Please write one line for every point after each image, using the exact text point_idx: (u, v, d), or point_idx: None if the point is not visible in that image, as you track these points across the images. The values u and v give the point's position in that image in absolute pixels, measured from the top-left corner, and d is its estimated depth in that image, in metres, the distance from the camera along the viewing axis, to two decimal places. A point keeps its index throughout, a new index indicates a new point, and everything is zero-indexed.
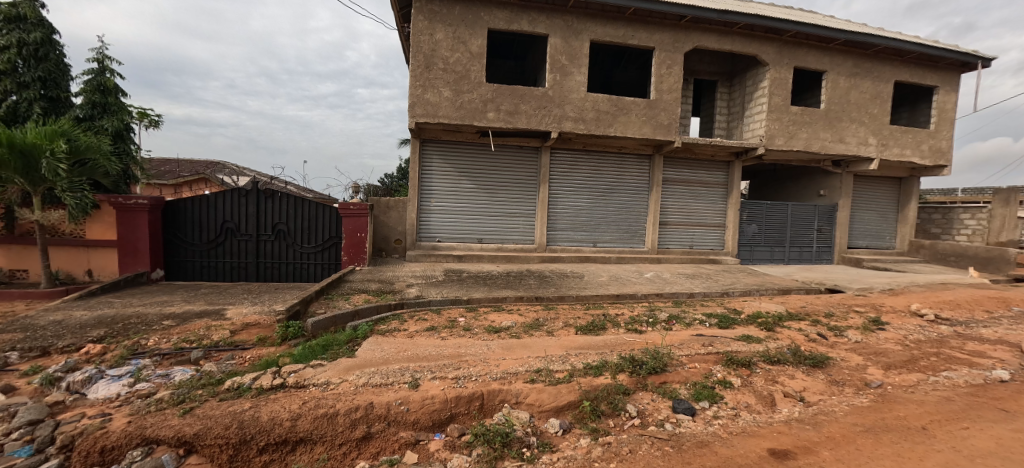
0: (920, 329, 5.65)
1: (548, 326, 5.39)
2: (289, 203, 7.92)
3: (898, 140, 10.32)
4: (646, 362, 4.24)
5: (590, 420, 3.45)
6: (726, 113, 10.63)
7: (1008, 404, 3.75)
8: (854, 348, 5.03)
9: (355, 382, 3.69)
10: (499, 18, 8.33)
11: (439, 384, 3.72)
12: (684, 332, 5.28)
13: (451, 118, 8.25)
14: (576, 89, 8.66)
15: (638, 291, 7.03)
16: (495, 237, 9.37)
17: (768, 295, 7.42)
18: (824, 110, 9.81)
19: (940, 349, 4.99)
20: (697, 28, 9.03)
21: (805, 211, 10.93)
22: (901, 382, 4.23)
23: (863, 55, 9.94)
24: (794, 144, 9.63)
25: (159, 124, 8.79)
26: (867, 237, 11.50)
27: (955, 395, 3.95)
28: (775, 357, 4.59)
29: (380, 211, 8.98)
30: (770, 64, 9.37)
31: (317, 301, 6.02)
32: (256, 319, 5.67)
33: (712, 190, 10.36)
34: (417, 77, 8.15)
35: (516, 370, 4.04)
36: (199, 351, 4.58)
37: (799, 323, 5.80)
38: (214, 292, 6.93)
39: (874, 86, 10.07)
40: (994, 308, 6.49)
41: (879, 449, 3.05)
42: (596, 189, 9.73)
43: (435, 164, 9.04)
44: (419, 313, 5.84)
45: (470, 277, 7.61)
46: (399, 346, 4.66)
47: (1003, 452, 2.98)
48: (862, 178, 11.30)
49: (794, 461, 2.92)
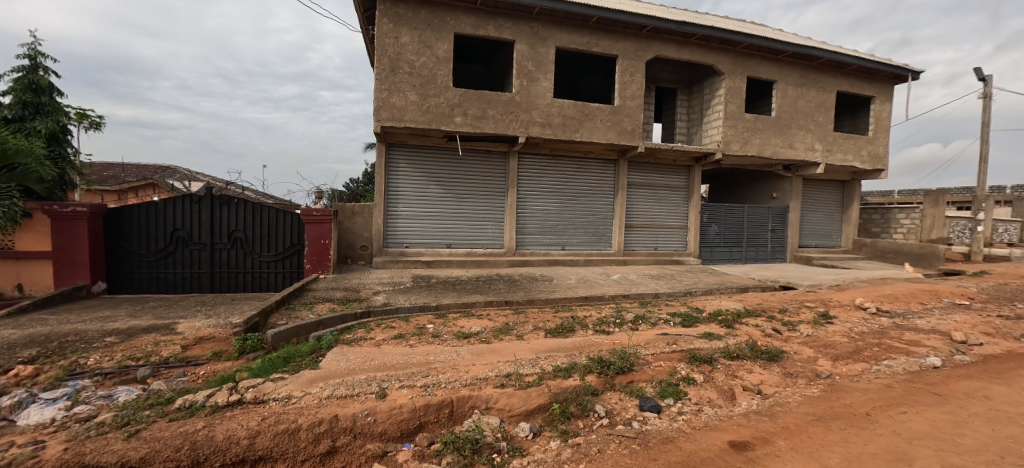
0: (863, 322, 6.06)
1: (518, 330, 5.39)
2: (246, 209, 7.55)
3: (841, 146, 11.10)
4: (613, 362, 4.33)
5: (559, 422, 3.48)
6: (686, 119, 11.07)
7: (940, 389, 4.08)
8: (805, 342, 5.32)
9: (319, 395, 3.55)
10: (465, 23, 8.34)
11: (407, 393, 3.64)
12: (649, 332, 5.42)
13: (418, 123, 8.16)
14: (543, 94, 8.78)
15: (605, 293, 7.18)
16: (463, 243, 9.31)
17: (727, 293, 7.75)
18: (775, 118, 10.40)
19: (881, 340, 5.36)
20: (657, 38, 9.37)
21: (760, 213, 11.53)
22: (847, 372, 4.52)
23: (809, 66, 10.63)
24: (749, 149, 10.16)
25: (101, 126, 8.17)
26: (816, 237, 12.25)
27: (894, 382, 4.26)
28: (734, 352, 4.79)
29: (344, 217, 8.71)
30: (726, 73, 9.85)
31: (277, 312, 5.75)
32: (210, 332, 5.37)
33: (674, 193, 10.74)
34: (382, 80, 8.01)
35: (486, 376, 4.03)
36: (147, 369, 4.28)
37: (756, 319, 6.09)
38: (162, 305, 6.49)
39: (819, 96, 10.78)
40: (927, 300, 7.05)
41: (828, 436, 3.24)
42: (563, 194, 9.87)
43: (402, 169, 8.90)
44: (386, 321, 5.70)
45: (439, 283, 7.51)
46: (366, 355, 4.53)
47: (936, 433, 3.23)
48: (811, 181, 12.06)
49: (752, 452, 3.05)
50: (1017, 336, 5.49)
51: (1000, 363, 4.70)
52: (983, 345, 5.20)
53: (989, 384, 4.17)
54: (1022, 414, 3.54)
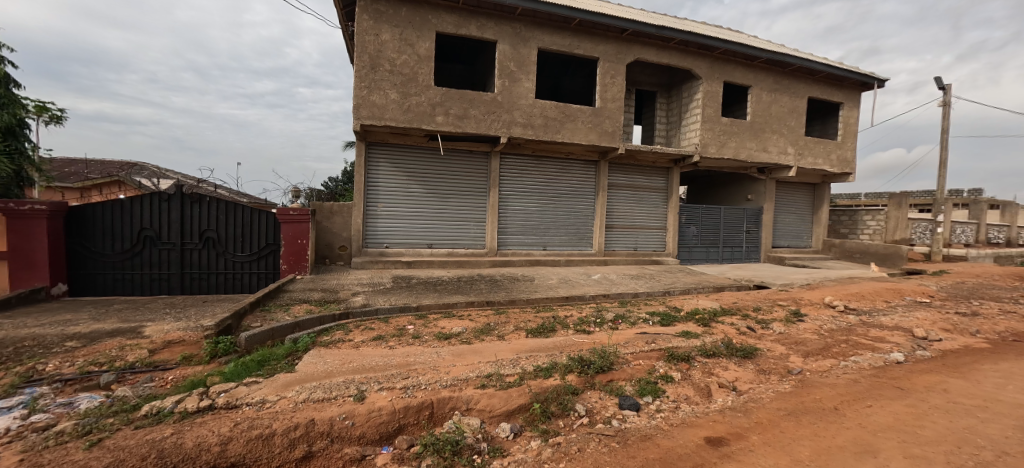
0: (832, 319, 6.29)
1: (499, 330, 5.39)
2: (219, 208, 7.32)
3: (812, 150, 11.51)
4: (593, 362, 4.37)
5: (539, 422, 3.49)
6: (665, 122, 11.29)
7: (902, 383, 4.27)
8: (777, 339, 5.49)
9: (294, 399, 3.46)
10: (447, 22, 8.29)
11: (386, 395, 3.59)
12: (628, 331, 5.50)
13: (398, 122, 8.06)
14: (525, 95, 8.80)
15: (586, 292, 7.24)
16: (445, 243, 9.24)
17: (704, 292, 7.93)
18: (750, 122, 10.70)
19: (849, 337, 5.57)
20: (638, 42, 9.52)
21: (736, 214, 11.85)
22: (817, 368, 4.68)
23: (782, 73, 10.99)
24: (725, 152, 10.43)
25: (62, 119, 7.77)
26: (789, 237, 12.66)
27: (860, 377, 4.44)
28: (711, 350, 4.90)
29: (322, 217, 8.54)
30: (703, 78, 10.09)
31: (251, 314, 5.58)
32: (180, 336, 5.17)
33: (654, 194, 10.94)
34: (362, 77, 7.88)
35: (467, 376, 4.01)
36: (111, 375, 4.08)
37: (731, 317, 6.25)
38: (128, 308, 6.22)
39: (791, 101, 11.16)
40: (891, 298, 7.37)
41: (799, 430, 3.34)
42: (545, 194, 9.92)
43: (383, 168, 8.78)
44: (365, 322, 5.60)
45: (419, 284, 7.44)
46: (344, 358, 4.45)
47: (899, 425, 3.38)
48: (784, 184, 12.46)
49: (727, 447, 3.13)
50: (973, 332, 5.80)
51: (957, 358, 4.95)
52: (942, 341, 5.47)
53: (948, 377, 4.39)
54: (977, 405, 3.74)
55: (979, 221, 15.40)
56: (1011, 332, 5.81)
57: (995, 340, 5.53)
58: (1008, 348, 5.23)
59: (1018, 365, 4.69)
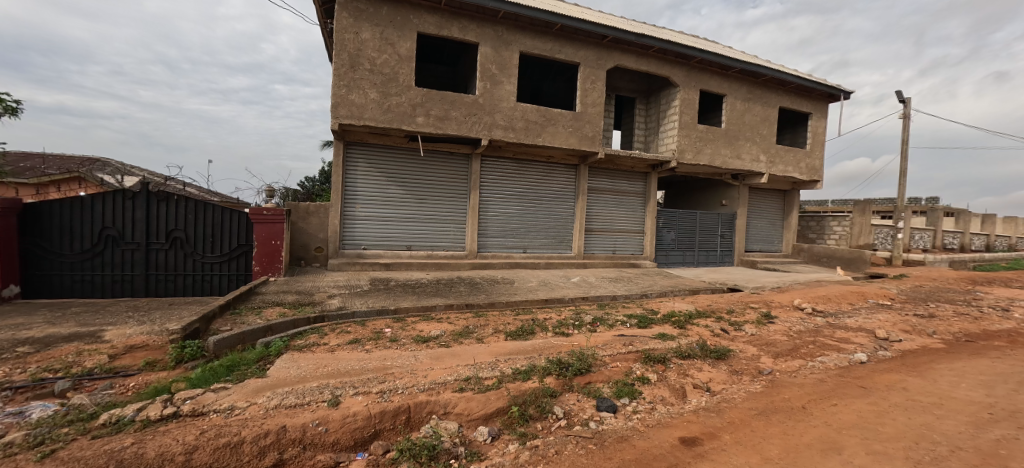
0: (801, 321, 6.53)
1: (478, 333, 5.37)
2: (188, 207, 7.05)
3: (783, 158, 11.94)
4: (571, 364, 4.40)
5: (517, 425, 3.48)
6: (644, 128, 11.52)
7: (865, 382, 4.47)
8: (749, 341, 5.65)
9: (265, 405, 3.35)
10: (428, 22, 8.24)
11: (362, 400, 3.51)
12: (607, 333, 5.56)
13: (378, 122, 7.95)
14: (506, 98, 8.82)
15: (565, 295, 7.29)
16: (424, 245, 9.15)
17: (680, 295, 8.10)
18: (725, 130, 11.02)
19: (816, 338, 5.80)
20: (618, 48, 9.69)
21: (711, 219, 12.18)
22: (786, 368, 4.85)
23: (755, 83, 11.37)
24: (701, 159, 10.71)
25: (18, 112, 7.35)
26: (761, 242, 13.08)
27: (827, 377, 4.62)
28: (686, 352, 5.01)
29: (298, 217, 8.34)
30: (681, 85, 10.34)
31: (221, 317, 5.38)
32: (143, 340, 4.94)
33: (633, 198, 11.12)
34: (341, 76, 7.74)
35: (445, 380, 3.97)
36: (66, 382, 3.86)
37: (705, 320, 6.40)
38: (88, 311, 5.89)
39: (764, 110, 11.55)
40: (855, 301, 7.71)
41: (769, 429, 3.45)
42: (526, 197, 9.96)
43: (361, 169, 8.64)
44: (341, 326, 5.48)
45: (398, 286, 7.34)
46: (318, 362, 4.33)
47: (862, 423, 3.53)
48: (757, 190, 12.88)
49: (701, 447, 3.20)
50: (929, 332, 6.12)
51: (915, 357, 5.21)
52: (901, 341, 5.75)
53: (907, 376, 4.61)
54: (933, 402, 3.94)
55: (936, 227, 16.28)
56: (964, 333, 6.15)
57: (950, 341, 5.85)
58: (960, 348, 5.54)
59: (969, 364, 4.97)
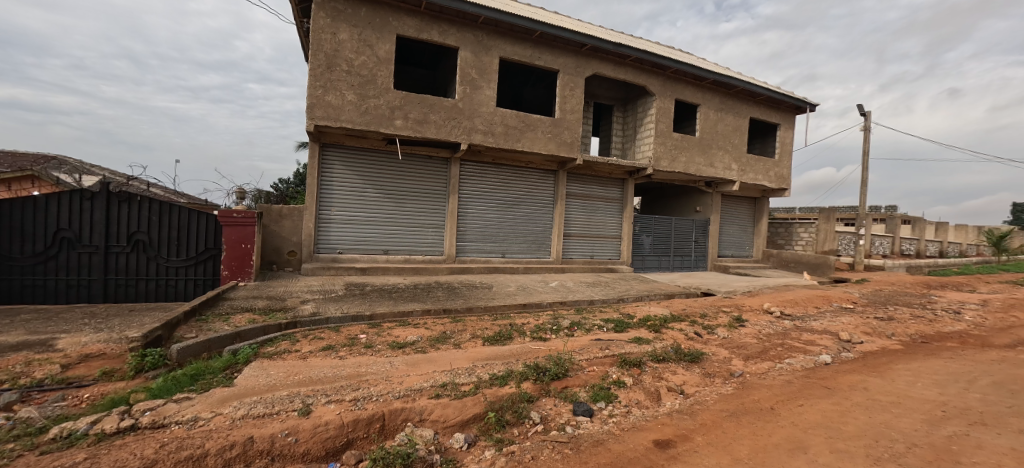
0: (770, 324, 6.75)
1: (455, 338, 5.32)
2: (153, 209, 6.76)
3: (754, 167, 12.39)
4: (549, 369, 4.41)
5: (494, 431, 3.45)
6: (621, 135, 11.74)
7: (829, 382, 4.66)
8: (721, 344, 5.81)
9: (231, 415, 3.22)
10: (408, 25, 8.19)
11: (334, 408, 3.42)
12: (584, 338, 5.60)
13: (355, 124, 7.83)
14: (486, 103, 8.84)
15: (543, 300, 7.32)
16: (402, 249, 9.03)
17: (656, 299, 8.26)
18: (699, 138, 11.34)
19: (784, 340, 6.01)
20: (596, 57, 9.86)
21: (685, 225, 12.49)
22: (755, 370, 5.00)
23: (727, 93, 11.77)
24: (676, 166, 10.98)
25: None
26: (733, 247, 13.49)
27: (793, 378, 4.79)
28: (661, 355, 5.10)
29: (270, 220, 8.11)
30: (657, 94, 10.60)
31: (185, 324, 5.15)
32: (100, 348, 4.67)
33: (610, 204, 11.30)
34: (317, 76, 7.60)
35: (421, 387, 3.91)
36: (11, 394, 3.60)
37: (680, 324, 6.54)
38: (39, 318, 5.54)
39: (735, 120, 11.96)
40: (821, 304, 8.03)
41: (739, 430, 3.54)
42: (505, 202, 9.98)
43: (337, 172, 8.48)
44: (313, 332, 5.33)
45: (374, 291, 7.20)
46: (289, 370, 4.20)
47: (826, 422, 3.66)
48: (730, 197, 13.30)
49: (674, 449, 3.26)
50: (888, 335, 6.43)
51: (875, 358, 5.47)
52: (863, 343, 6.03)
53: (867, 377, 4.83)
54: (891, 401, 4.14)
55: (894, 234, 17.21)
56: (920, 335, 6.50)
57: (907, 342, 6.17)
58: (916, 349, 5.85)
59: (924, 364, 5.25)
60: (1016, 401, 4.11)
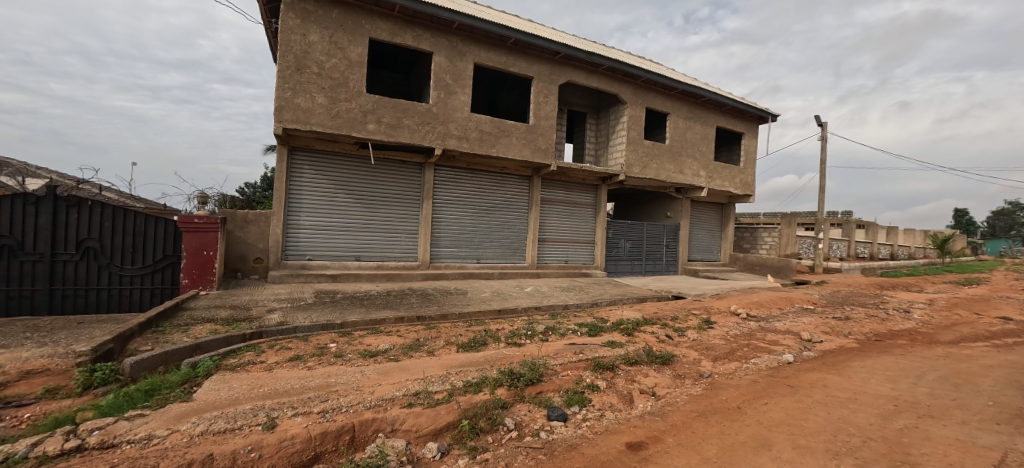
0: (736, 326, 6.99)
1: (429, 346, 5.25)
2: (107, 214, 6.39)
3: (720, 174, 12.86)
4: (523, 375, 4.42)
5: (467, 439, 3.40)
6: (594, 142, 11.97)
7: (791, 381, 4.86)
8: (691, 345, 5.97)
9: (189, 432, 3.05)
10: (381, 29, 8.11)
11: (301, 421, 3.30)
12: (558, 342, 5.64)
13: (325, 127, 7.66)
14: (460, 108, 8.83)
15: (518, 305, 7.33)
16: (374, 255, 8.85)
17: (629, 303, 8.42)
18: (670, 146, 11.69)
19: (749, 341, 6.24)
20: (570, 65, 10.03)
21: (657, 230, 12.83)
22: (723, 371, 5.16)
23: (695, 103, 12.19)
24: (647, 173, 11.27)
25: None
26: (702, 251, 13.93)
27: (759, 377, 4.96)
28: (633, 358, 5.19)
29: (235, 226, 7.80)
30: (629, 103, 10.87)
31: (140, 336, 4.87)
32: (43, 364, 4.34)
33: (584, 210, 11.47)
34: (285, 78, 7.40)
35: (393, 396, 3.84)
36: None
37: (652, 327, 6.68)
38: None
39: (703, 129, 12.40)
40: (783, 305, 8.39)
41: (708, 430, 3.64)
42: (480, 207, 9.96)
43: (306, 176, 8.26)
44: (280, 342, 5.15)
45: (345, 299, 7.02)
46: (253, 382, 4.03)
47: (789, 420, 3.81)
48: (699, 203, 13.74)
49: (646, 451, 3.31)
50: (845, 333, 6.78)
51: (833, 356, 5.75)
52: (822, 342, 6.33)
53: (826, 374, 5.06)
54: (848, 397, 4.35)
55: (850, 238, 18.23)
56: (873, 333, 6.89)
57: (862, 340, 6.51)
58: (870, 347, 6.19)
59: (877, 361, 5.56)
60: (958, 394, 4.41)
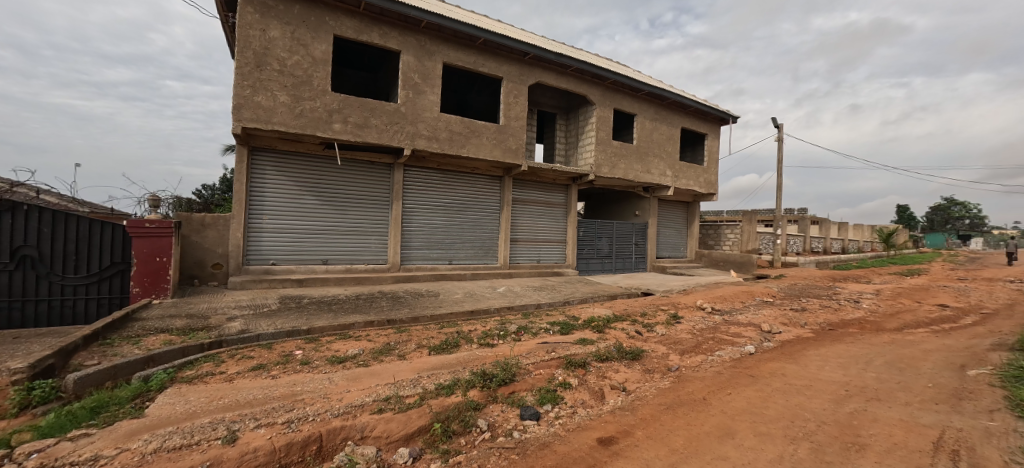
0: (702, 320, 7.25)
1: (400, 349, 5.17)
2: (45, 219, 5.93)
3: (686, 174, 13.30)
4: (495, 375, 4.42)
5: (440, 443, 3.36)
6: (565, 142, 12.11)
7: (753, 371, 5.09)
8: (660, 340, 6.14)
9: (141, 450, 2.87)
10: (347, 26, 7.90)
11: (264, 433, 3.17)
12: (530, 341, 5.68)
13: (288, 127, 7.39)
14: (429, 108, 8.72)
15: (491, 305, 7.34)
16: (342, 258, 8.63)
17: (600, 300, 8.58)
18: (637, 147, 11.99)
19: (714, 334, 6.48)
20: (540, 66, 10.11)
21: (626, 228, 13.12)
22: (690, 363, 5.34)
23: (661, 105, 12.55)
24: (616, 172, 11.52)
25: None
26: (670, 249, 14.37)
27: (723, 369, 5.17)
28: (604, 355, 5.29)
29: (191, 230, 7.41)
30: (597, 104, 11.07)
31: (84, 351, 4.54)
32: None
33: (556, 209, 11.59)
34: (244, 75, 7.08)
35: (362, 402, 3.76)
36: None
37: (622, 323, 6.84)
38: None
39: (669, 130, 12.79)
40: (745, 299, 8.79)
41: (675, 421, 3.77)
42: (451, 208, 9.87)
43: (269, 178, 7.96)
44: (242, 351, 4.95)
45: (312, 304, 6.82)
46: (212, 394, 3.85)
47: (750, 409, 3.98)
48: (666, 201, 14.17)
49: (616, 445, 3.39)
50: (801, 324, 7.18)
51: (791, 346, 6.07)
52: (780, 333, 6.67)
53: (784, 363, 5.33)
54: (804, 385, 4.60)
55: (806, 234, 19.29)
56: (827, 323, 7.32)
57: (816, 330, 6.90)
58: (824, 336, 6.56)
59: (830, 349, 5.90)
60: (901, 377, 4.75)
